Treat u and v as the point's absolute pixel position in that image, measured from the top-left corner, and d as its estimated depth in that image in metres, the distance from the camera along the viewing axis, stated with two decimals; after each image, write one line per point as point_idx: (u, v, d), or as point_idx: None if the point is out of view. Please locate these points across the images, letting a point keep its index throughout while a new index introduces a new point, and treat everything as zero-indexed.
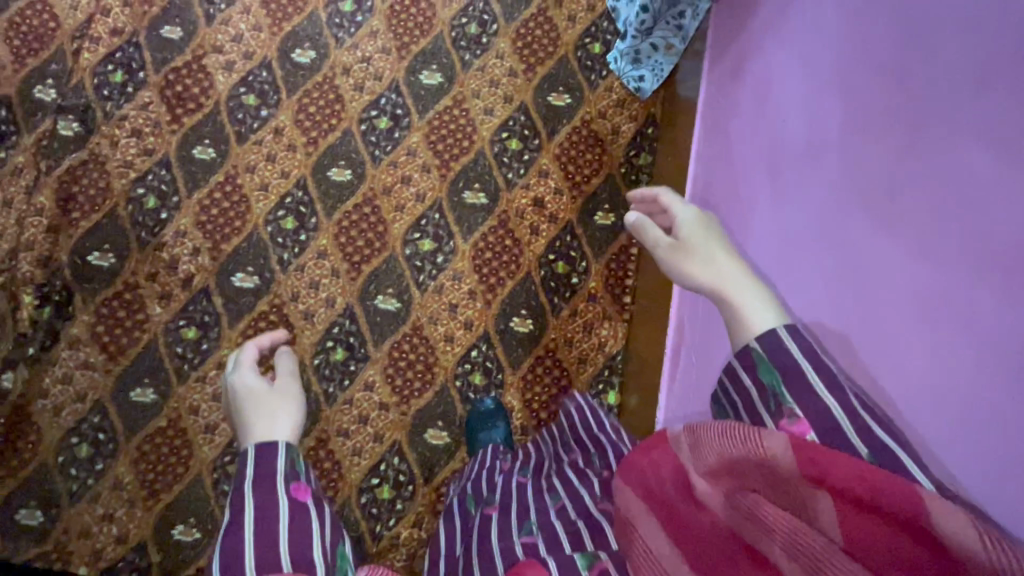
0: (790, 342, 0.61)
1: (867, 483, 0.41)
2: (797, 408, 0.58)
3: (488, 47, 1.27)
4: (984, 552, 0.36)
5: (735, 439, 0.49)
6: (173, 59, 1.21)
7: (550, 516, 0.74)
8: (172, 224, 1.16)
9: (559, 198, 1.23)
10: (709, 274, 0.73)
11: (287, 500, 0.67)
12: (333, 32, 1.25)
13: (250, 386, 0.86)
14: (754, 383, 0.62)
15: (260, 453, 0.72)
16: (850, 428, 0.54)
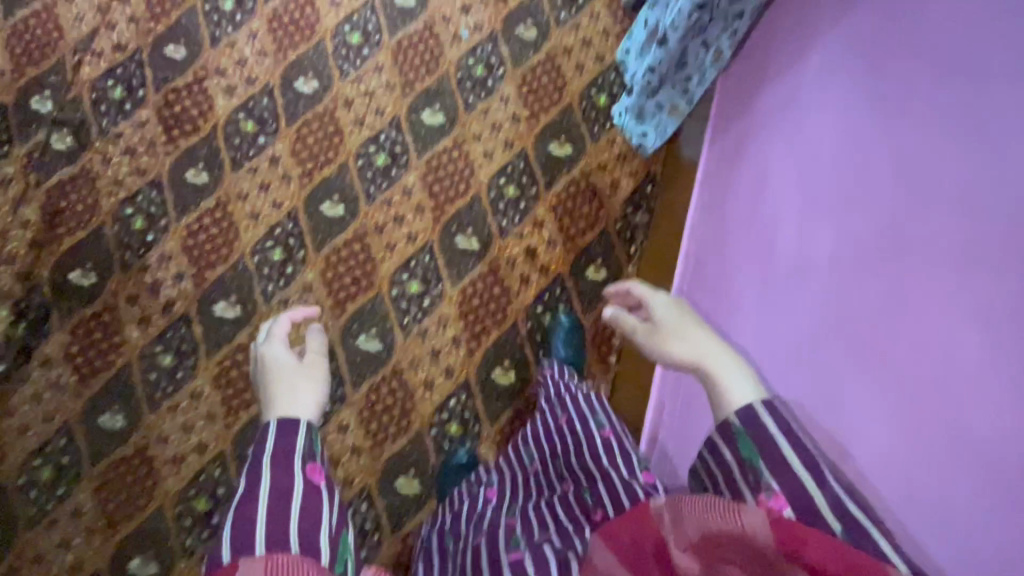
0: (768, 419, 0.59)
1: (847, 563, 0.44)
2: (772, 480, 0.57)
3: (493, 90, 1.26)
4: None
5: (715, 513, 0.49)
6: (174, 79, 1.20)
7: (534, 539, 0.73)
8: (157, 247, 1.15)
9: (552, 249, 1.22)
10: (685, 350, 0.70)
11: (304, 481, 0.65)
12: (338, 63, 1.24)
13: (276, 359, 0.80)
14: (733, 457, 0.60)
15: (282, 426, 0.69)
16: (824, 504, 0.54)
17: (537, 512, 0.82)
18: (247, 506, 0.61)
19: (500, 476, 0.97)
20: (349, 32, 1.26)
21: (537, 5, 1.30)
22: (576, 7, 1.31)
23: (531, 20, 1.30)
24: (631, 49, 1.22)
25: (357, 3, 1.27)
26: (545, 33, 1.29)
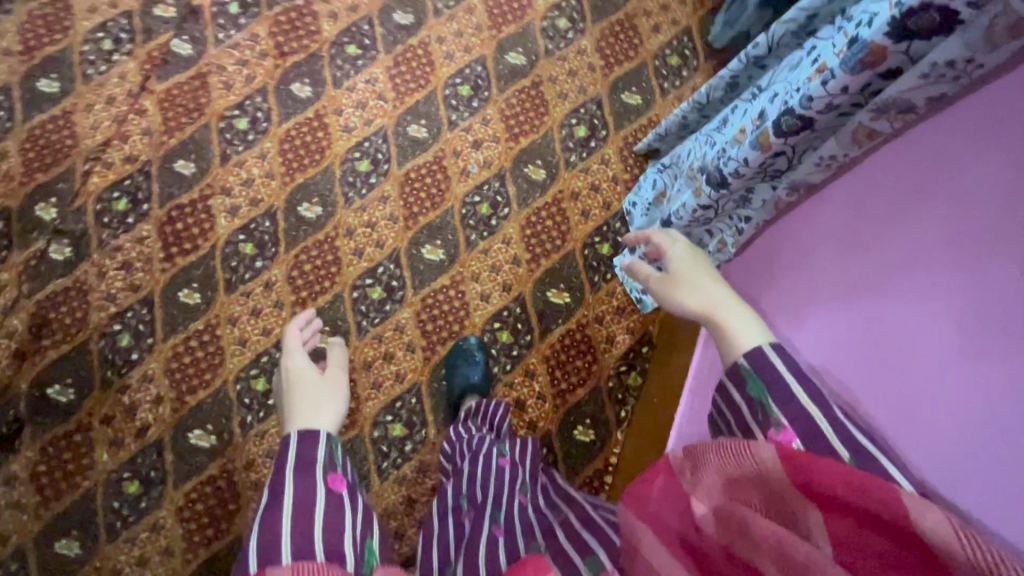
0: (776, 358, 0.65)
1: (849, 483, 0.46)
2: (778, 413, 0.62)
3: (496, 230, 1.26)
4: (958, 543, 0.40)
5: (729, 456, 0.55)
6: (180, 195, 1.21)
7: (559, 541, 0.75)
8: (140, 367, 1.13)
9: (540, 404, 1.19)
10: (694, 297, 0.77)
11: (325, 490, 0.70)
12: (344, 190, 1.25)
13: (302, 372, 0.92)
14: (742, 398, 0.65)
15: (303, 442, 0.75)
16: (834, 439, 0.57)
17: (558, 510, 0.83)
18: (277, 509, 0.66)
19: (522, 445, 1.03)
20: (358, 158, 1.27)
21: (548, 145, 1.31)
22: (587, 150, 1.31)
23: (541, 159, 1.30)
24: (637, 205, 1.23)
25: (369, 130, 1.28)
26: (553, 175, 1.29)
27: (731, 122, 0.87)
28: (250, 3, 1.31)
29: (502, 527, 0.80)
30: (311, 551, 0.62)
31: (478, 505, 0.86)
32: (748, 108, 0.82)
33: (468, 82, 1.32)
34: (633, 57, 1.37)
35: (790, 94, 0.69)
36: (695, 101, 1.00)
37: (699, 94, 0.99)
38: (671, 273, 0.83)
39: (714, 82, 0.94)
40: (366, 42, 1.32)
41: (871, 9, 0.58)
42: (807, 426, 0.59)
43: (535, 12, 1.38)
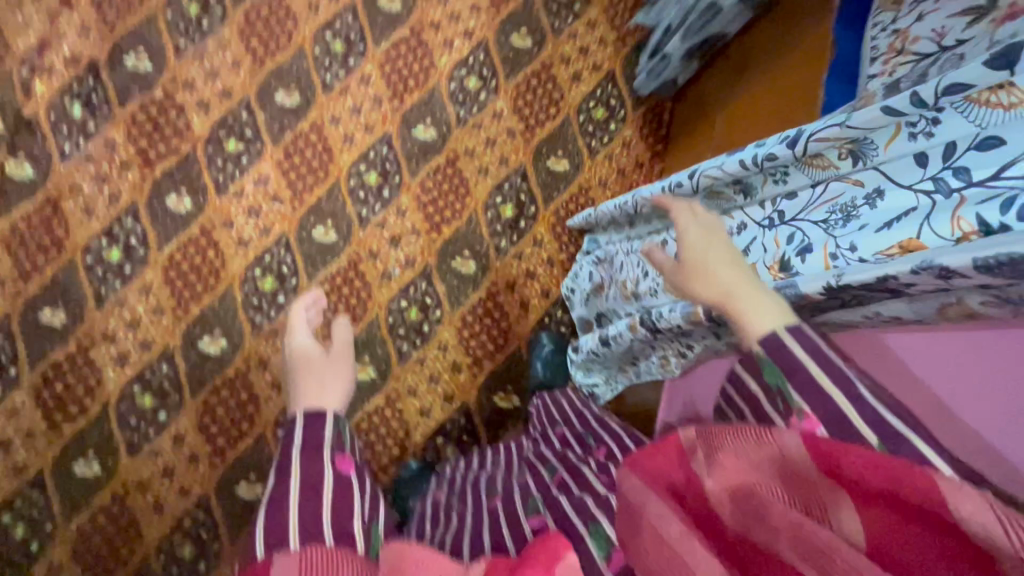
0: (792, 341, 0.53)
1: (883, 467, 0.39)
2: (799, 400, 0.51)
3: (429, 335, 1.15)
4: (1004, 535, 0.34)
5: (747, 440, 0.45)
6: (53, 350, 1.04)
7: (556, 497, 0.67)
8: (44, 556, 1.01)
9: None
10: (718, 282, 0.61)
11: (333, 473, 0.57)
12: (250, 316, 1.11)
13: (306, 347, 0.77)
14: (759, 386, 0.55)
15: (308, 421, 0.62)
16: (860, 423, 0.47)
17: (554, 468, 0.77)
18: (283, 493, 0.55)
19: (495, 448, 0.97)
20: (261, 275, 1.12)
21: (474, 231, 1.19)
22: (517, 231, 1.20)
23: (468, 248, 1.18)
24: (575, 292, 1.14)
25: (268, 241, 1.13)
26: (484, 264, 1.18)
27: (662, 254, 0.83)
28: (97, 101, 1.09)
29: (497, 495, 0.72)
30: (320, 533, 0.51)
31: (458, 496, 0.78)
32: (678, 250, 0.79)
33: (374, 167, 1.17)
34: (555, 115, 1.24)
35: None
36: (622, 203, 0.93)
37: (627, 195, 0.92)
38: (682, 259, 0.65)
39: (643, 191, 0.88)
40: (248, 133, 1.14)
41: (807, 237, 0.63)
42: (829, 408, 0.49)
43: (440, 73, 1.21)
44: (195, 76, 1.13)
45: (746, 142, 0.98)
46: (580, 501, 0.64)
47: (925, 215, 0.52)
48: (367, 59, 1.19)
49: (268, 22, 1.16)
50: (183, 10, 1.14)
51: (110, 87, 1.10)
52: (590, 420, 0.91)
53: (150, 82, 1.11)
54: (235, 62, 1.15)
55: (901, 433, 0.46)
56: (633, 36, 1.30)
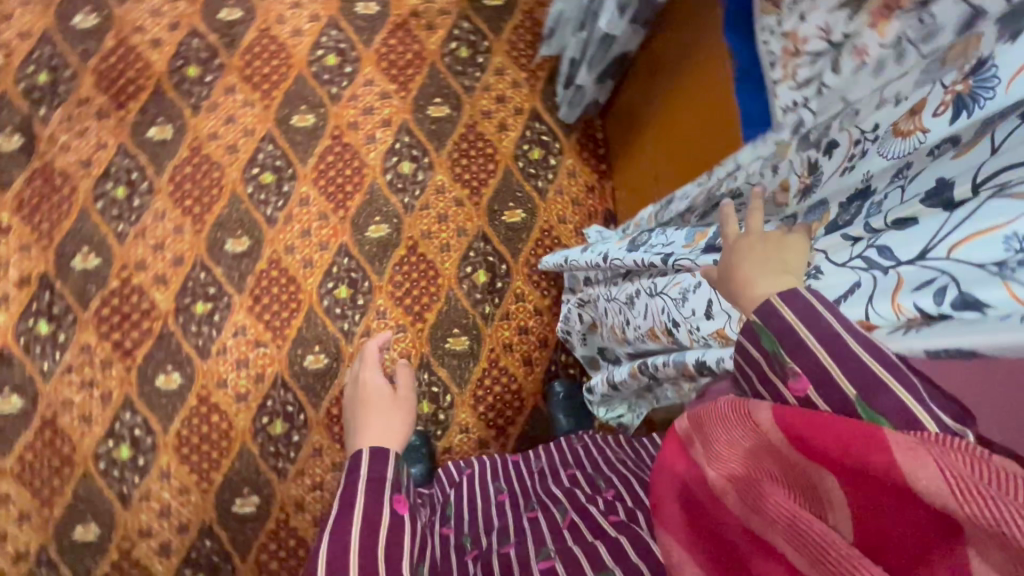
0: (784, 305, 0.48)
1: (844, 439, 0.34)
2: (791, 361, 0.46)
3: (448, 423, 1.15)
4: (955, 502, 0.29)
5: (733, 424, 0.44)
6: (97, 564, 1.05)
7: (568, 543, 0.63)
8: None
9: None
10: (751, 271, 0.54)
11: (391, 513, 0.58)
12: (272, 464, 1.11)
13: (375, 385, 0.84)
14: (759, 353, 0.49)
15: (370, 459, 0.63)
16: (840, 375, 0.43)
17: (563, 505, 0.71)
18: (345, 521, 0.56)
19: (495, 465, 0.90)
20: (269, 422, 1.12)
21: (456, 307, 1.19)
22: (496, 293, 1.20)
23: (456, 326, 1.18)
24: (571, 331, 1.14)
25: (265, 386, 1.13)
26: (476, 337, 1.18)
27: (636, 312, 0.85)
28: (59, 311, 1.10)
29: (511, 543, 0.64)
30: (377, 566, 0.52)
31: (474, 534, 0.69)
32: (647, 302, 0.81)
33: (341, 280, 1.17)
34: (494, 169, 1.25)
35: (698, 338, 0.71)
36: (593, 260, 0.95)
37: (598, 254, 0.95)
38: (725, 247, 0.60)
39: (613, 251, 0.90)
40: (212, 290, 1.14)
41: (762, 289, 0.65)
42: (814, 365, 0.45)
43: (372, 168, 1.22)
44: (144, 254, 1.14)
45: (674, 149, 1.00)
46: (591, 547, 0.60)
47: (869, 294, 0.50)
48: (300, 180, 1.20)
49: (194, 178, 1.17)
50: (111, 196, 1.14)
51: (68, 294, 1.10)
52: (601, 459, 0.84)
53: (103, 275, 1.12)
54: (176, 227, 1.15)
55: (880, 380, 0.41)
56: (544, 68, 1.31)
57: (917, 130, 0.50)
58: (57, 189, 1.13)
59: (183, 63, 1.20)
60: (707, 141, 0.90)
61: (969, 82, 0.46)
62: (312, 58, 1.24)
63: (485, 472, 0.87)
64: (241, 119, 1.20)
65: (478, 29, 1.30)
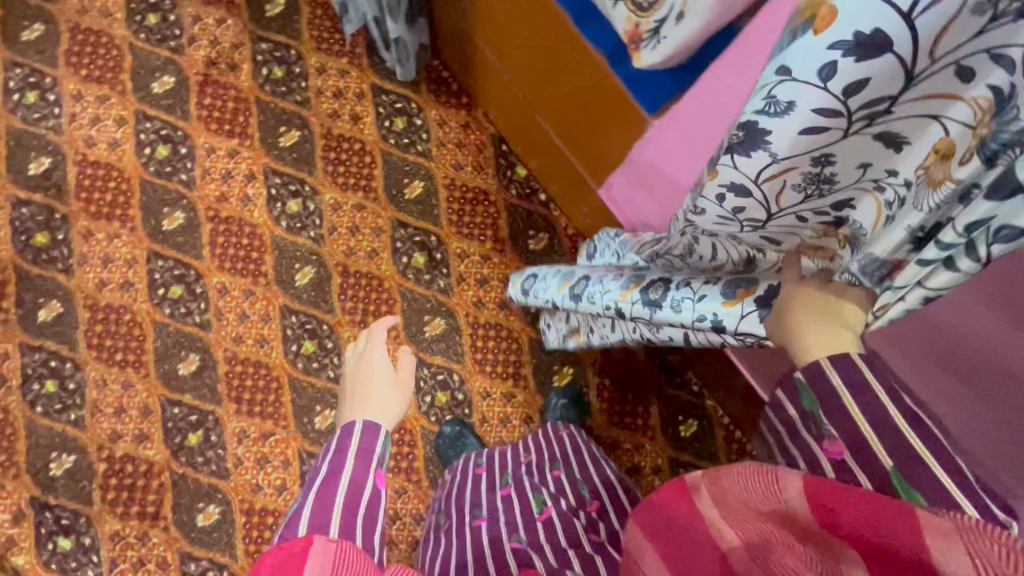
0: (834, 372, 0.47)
1: (876, 517, 0.31)
2: (826, 423, 0.47)
3: (469, 399, 1.17)
4: None
5: (756, 490, 0.37)
6: None
7: (542, 539, 0.70)
8: None
9: (645, 452, 1.17)
10: (809, 328, 0.51)
11: (374, 485, 0.58)
12: None
13: (374, 363, 0.71)
14: (795, 411, 0.50)
15: (364, 431, 0.61)
16: (879, 448, 0.44)
17: (543, 497, 0.77)
18: (331, 484, 0.56)
19: (489, 453, 0.94)
20: None
21: (414, 298, 1.19)
22: (440, 266, 1.20)
23: (425, 315, 1.18)
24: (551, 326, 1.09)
25: (295, 468, 1.12)
26: (448, 313, 1.19)
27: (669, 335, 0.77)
28: (69, 521, 1.06)
29: (482, 515, 0.77)
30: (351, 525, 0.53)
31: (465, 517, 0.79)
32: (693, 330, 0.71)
33: (302, 337, 1.16)
34: (372, 160, 1.23)
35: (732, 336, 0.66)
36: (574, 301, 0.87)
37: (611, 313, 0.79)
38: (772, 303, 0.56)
39: (629, 309, 0.75)
40: (194, 417, 1.12)
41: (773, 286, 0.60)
42: (853, 433, 0.46)
43: (264, 224, 1.19)
44: (111, 425, 1.10)
45: (509, 59, 1.00)
46: (565, 551, 0.67)
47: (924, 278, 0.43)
48: (207, 274, 1.16)
49: (110, 331, 1.12)
50: (46, 394, 1.10)
51: (66, 502, 1.07)
52: (586, 456, 0.89)
53: (88, 466, 1.08)
54: (123, 383, 1.11)
55: (919, 456, 0.43)
56: (358, 43, 1.27)
57: (949, 181, 0.38)
58: None
59: (27, 237, 1.14)
60: (524, 36, 0.91)
61: (996, 125, 0.35)
62: (144, 160, 1.18)
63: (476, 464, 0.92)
64: (116, 254, 1.15)
65: (277, 43, 1.25)
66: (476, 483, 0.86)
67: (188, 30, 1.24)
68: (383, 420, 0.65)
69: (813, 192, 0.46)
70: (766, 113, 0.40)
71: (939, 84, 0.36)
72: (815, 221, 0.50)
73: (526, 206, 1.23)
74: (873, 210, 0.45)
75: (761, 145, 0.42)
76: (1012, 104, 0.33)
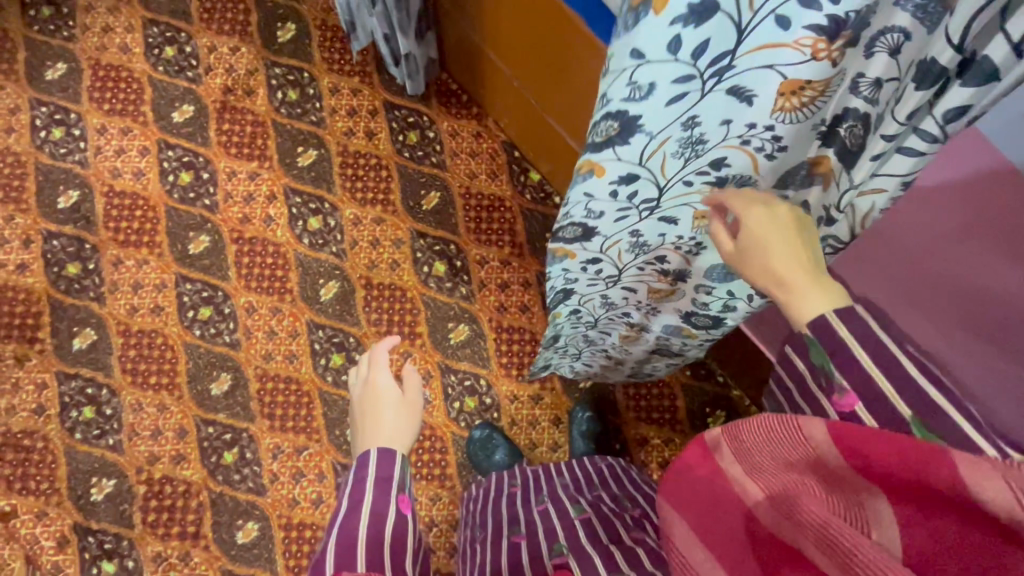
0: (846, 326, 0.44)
1: (902, 449, 0.30)
2: (841, 376, 0.45)
3: (497, 402, 1.18)
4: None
5: (779, 439, 0.37)
6: None
7: (583, 540, 0.67)
8: None
9: (674, 444, 1.17)
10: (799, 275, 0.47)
11: (398, 511, 0.60)
12: None
13: (380, 388, 0.72)
14: (805, 366, 0.48)
15: (380, 460, 0.63)
16: (891, 393, 0.43)
17: (579, 506, 0.76)
18: (353, 516, 0.58)
19: (532, 472, 0.96)
20: None
21: (437, 306, 1.21)
22: (460, 273, 1.22)
23: (449, 321, 1.20)
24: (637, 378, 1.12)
25: (330, 481, 1.13)
26: (471, 318, 1.21)
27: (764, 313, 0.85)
28: (112, 545, 1.08)
29: (521, 532, 0.74)
30: (378, 553, 0.56)
31: (501, 529, 0.79)
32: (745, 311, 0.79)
33: (330, 350, 1.18)
34: (388, 173, 1.25)
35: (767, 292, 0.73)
36: (656, 356, 0.96)
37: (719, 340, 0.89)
38: (740, 239, 0.51)
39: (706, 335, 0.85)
40: (229, 435, 1.14)
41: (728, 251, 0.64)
42: (866, 382, 0.44)
43: (287, 243, 1.21)
44: (149, 448, 1.12)
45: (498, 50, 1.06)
46: (605, 549, 0.64)
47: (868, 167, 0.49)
48: (234, 294, 1.18)
49: (143, 355, 1.15)
50: (83, 421, 1.12)
51: (108, 526, 1.08)
52: (628, 482, 0.88)
53: (127, 489, 1.10)
54: (158, 406, 1.14)
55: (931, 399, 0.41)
56: (368, 61, 1.31)
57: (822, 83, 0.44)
58: (32, 448, 1.10)
59: (59, 268, 1.17)
60: (514, 24, 0.95)
61: (849, 34, 0.38)
62: (168, 187, 1.21)
63: (512, 485, 0.93)
64: (145, 280, 1.18)
65: (290, 67, 1.29)
66: (514, 503, 0.86)
67: (204, 60, 1.28)
68: (399, 444, 0.67)
69: (690, 155, 0.51)
70: (633, 99, 0.46)
71: (766, 34, 0.39)
72: (702, 184, 0.56)
73: (542, 210, 1.25)
74: (746, 157, 0.52)
75: (636, 129, 0.49)
76: (843, 18, 0.37)
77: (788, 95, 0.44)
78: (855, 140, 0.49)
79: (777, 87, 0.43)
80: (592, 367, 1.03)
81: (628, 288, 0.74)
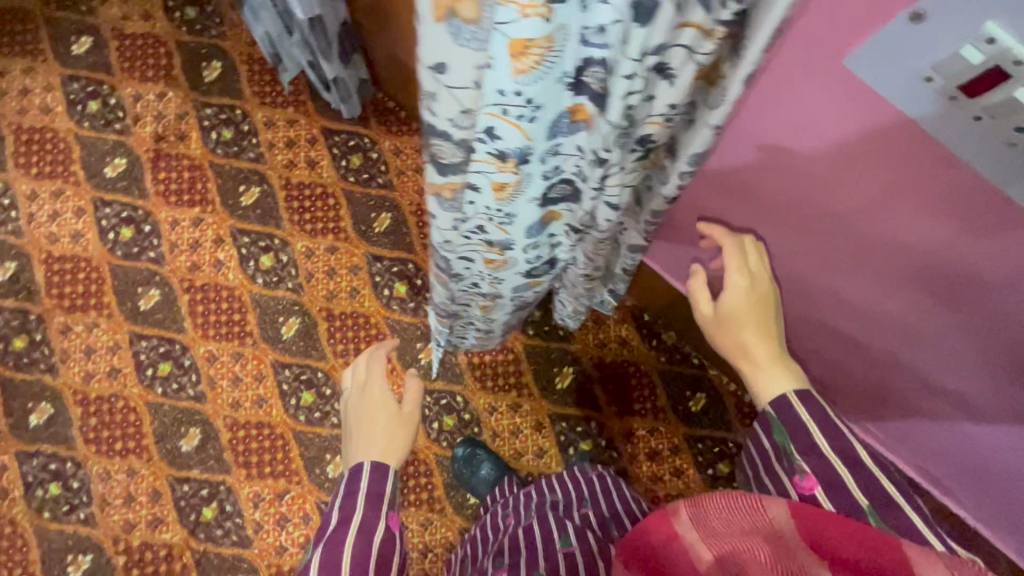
0: (803, 406, 0.53)
1: (860, 536, 0.35)
2: (802, 460, 0.51)
3: (476, 417, 1.16)
4: None
5: (739, 514, 0.39)
6: None
7: None
8: None
9: (660, 434, 1.16)
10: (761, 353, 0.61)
11: (386, 528, 0.61)
12: None
13: (377, 396, 0.76)
14: (771, 445, 0.55)
15: (374, 472, 0.65)
16: (853, 484, 0.48)
17: (567, 536, 0.71)
18: (341, 531, 0.59)
19: (520, 497, 0.91)
20: None
21: (403, 328, 1.18)
22: (422, 291, 1.20)
23: (417, 342, 1.18)
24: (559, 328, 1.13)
25: (316, 521, 1.10)
26: None
27: (627, 253, 0.83)
28: None
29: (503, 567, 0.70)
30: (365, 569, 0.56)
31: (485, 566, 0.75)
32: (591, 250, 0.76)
33: (300, 388, 1.15)
34: (335, 200, 1.23)
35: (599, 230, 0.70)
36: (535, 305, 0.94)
37: (577, 281, 0.87)
38: (721, 307, 0.67)
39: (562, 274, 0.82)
40: (206, 490, 1.10)
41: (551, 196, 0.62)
42: (831, 474, 0.49)
43: (241, 285, 1.18)
44: (123, 516, 1.08)
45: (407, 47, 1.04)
46: None
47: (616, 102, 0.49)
48: (193, 345, 1.15)
49: (105, 422, 1.11)
50: (51, 498, 1.07)
51: None
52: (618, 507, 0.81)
53: (106, 562, 1.06)
54: (128, 472, 1.10)
55: (887, 491, 0.46)
56: (299, 90, 1.28)
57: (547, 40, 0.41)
58: None
59: (5, 344, 1.12)
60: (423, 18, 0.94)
61: None
62: (109, 245, 1.18)
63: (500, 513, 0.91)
64: (98, 344, 1.14)
65: (221, 106, 1.26)
66: (503, 528, 0.84)
67: (131, 110, 1.25)
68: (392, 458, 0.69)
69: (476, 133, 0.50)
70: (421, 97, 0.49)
71: None
72: (485, 152, 0.52)
73: None
74: (513, 126, 0.49)
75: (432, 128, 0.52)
76: None
77: (518, 56, 0.41)
78: (598, 84, 0.48)
79: (505, 49, 0.41)
80: (471, 339, 1.02)
81: (465, 257, 0.70)
